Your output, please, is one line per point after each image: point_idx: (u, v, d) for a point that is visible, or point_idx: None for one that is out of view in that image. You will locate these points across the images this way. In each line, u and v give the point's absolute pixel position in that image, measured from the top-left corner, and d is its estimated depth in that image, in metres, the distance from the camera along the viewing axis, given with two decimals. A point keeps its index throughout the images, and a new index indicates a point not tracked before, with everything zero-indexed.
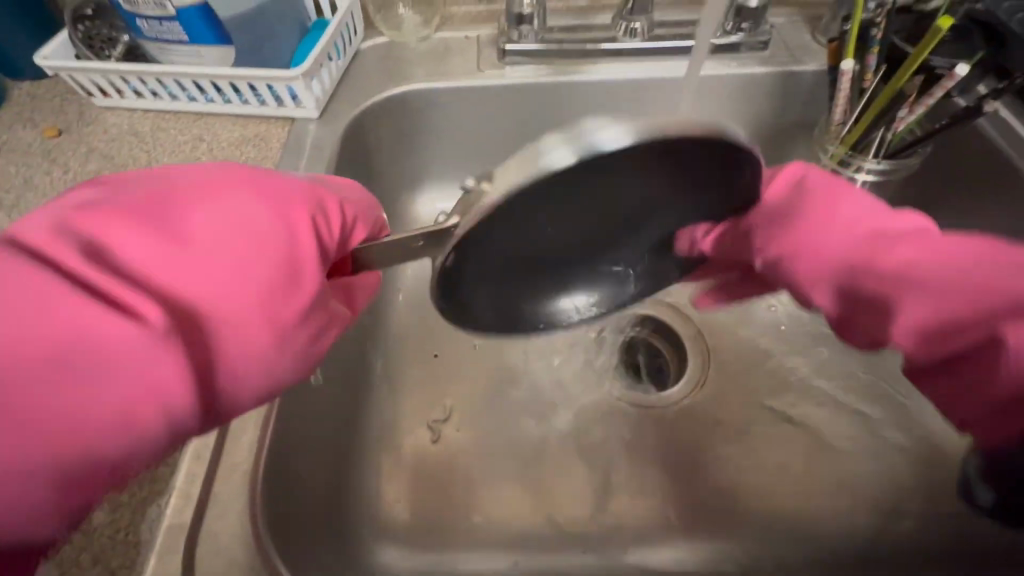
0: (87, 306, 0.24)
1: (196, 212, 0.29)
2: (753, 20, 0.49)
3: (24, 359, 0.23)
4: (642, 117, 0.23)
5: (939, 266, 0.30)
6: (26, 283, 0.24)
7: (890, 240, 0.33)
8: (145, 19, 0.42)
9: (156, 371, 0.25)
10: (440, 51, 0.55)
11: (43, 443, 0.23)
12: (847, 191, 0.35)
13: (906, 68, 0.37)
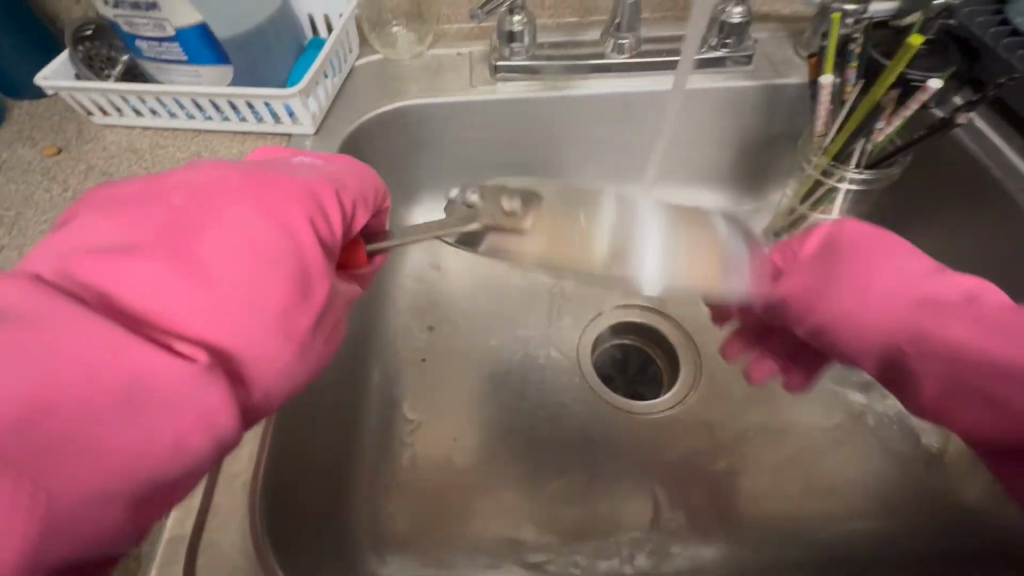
0: (125, 349, 0.25)
1: (207, 242, 0.30)
2: (737, 36, 0.54)
3: (68, 406, 0.24)
4: (679, 277, 0.33)
5: (996, 350, 0.31)
6: (58, 334, 0.24)
7: (945, 316, 0.33)
8: (145, 41, 0.46)
9: (199, 395, 0.26)
10: (433, 68, 0.57)
11: (106, 473, 0.24)
12: (895, 258, 0.36)
13: (883, 82, 0.43)
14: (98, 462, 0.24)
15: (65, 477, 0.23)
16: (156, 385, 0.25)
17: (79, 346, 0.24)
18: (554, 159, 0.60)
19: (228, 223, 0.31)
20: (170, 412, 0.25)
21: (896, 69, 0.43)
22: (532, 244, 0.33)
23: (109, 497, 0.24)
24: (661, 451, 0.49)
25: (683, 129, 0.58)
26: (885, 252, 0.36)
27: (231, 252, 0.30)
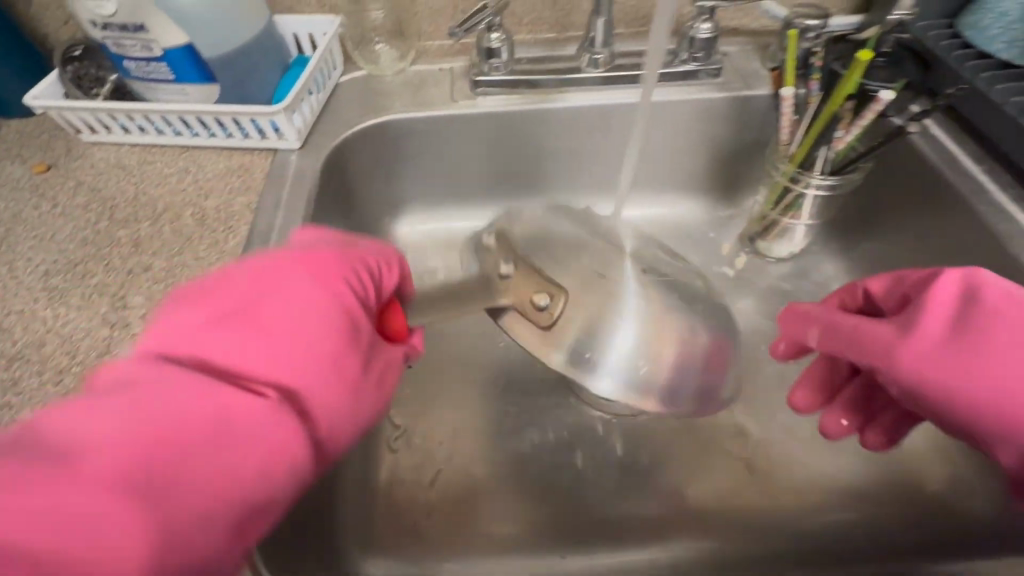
0: (211, 399, 0.28)
1: (266, 307, 0.32)
2: (705, 51, 0.57)
3: (172, 459, 0.26)
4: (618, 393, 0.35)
5: None
6: (157, 397, 0.27)
7: None
8: (133, 61, 0.47)
9: (276, 431, 0.28)
10: (416, 84, 0.59)
11: (204, 520, 0.25)
12: None
13: (839, 92, 0.46)
14: (197, 509, 0.25)
15: (173, 523, 0.24)
16: (245, 438, 0.27)
17: (178, 405, 0.26)
18: (536, 170, 0.62)
19: (289, 291, 0.33)
20: (258, 461, 0.27)
21: (853, 82, 0.45)
22: (534, 330, 0.35)
23: (211, 550, 0.25)
24: (642, 451, 0.51)
25: (658, 140, 0.61)
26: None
27: (294, 314, 0.32)
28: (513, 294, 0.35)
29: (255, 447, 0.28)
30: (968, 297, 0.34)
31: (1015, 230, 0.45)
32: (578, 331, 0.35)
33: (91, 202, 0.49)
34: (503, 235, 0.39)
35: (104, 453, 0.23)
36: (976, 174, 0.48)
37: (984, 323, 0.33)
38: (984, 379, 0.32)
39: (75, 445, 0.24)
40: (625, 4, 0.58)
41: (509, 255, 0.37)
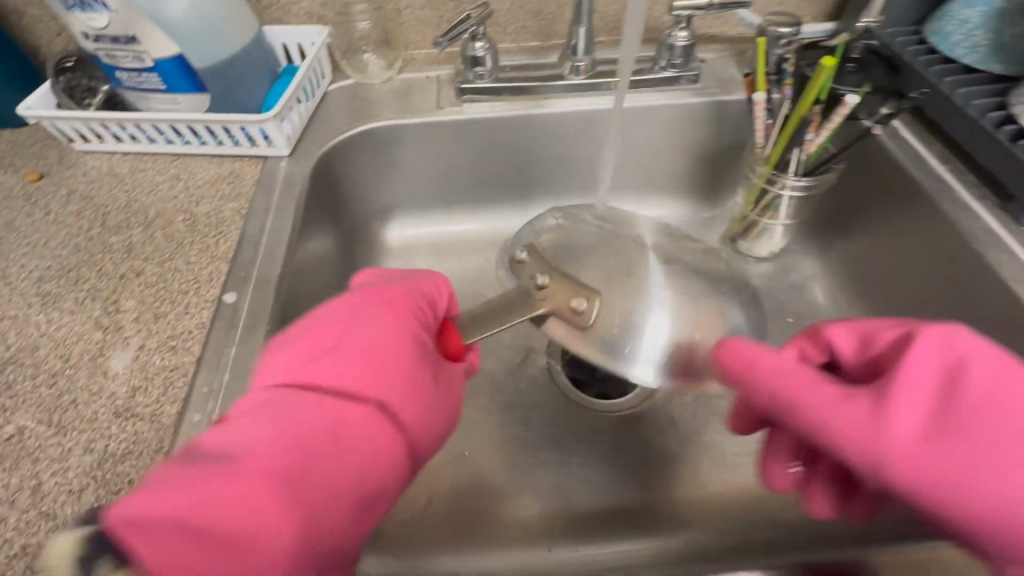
0: (341, 413, 0.29)
1: (369, 335, 0.34)
2: (684, 57, 0.59)
3: (314, 466, 0.27)
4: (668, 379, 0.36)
5: None
6: (293, 413, 0.28)
7: None
8: (125, 72, 0.49)
9: (384, 446, 0.30)
10: (403, 91, 0.61)
11: (328, 525, 0.27)
12: None
13: (807, 97, 0.48)
14: (327, 517, 0.27)
15: (310, 527, 0.26)
16: (357, 443, 0.29)
17: (301, 421, 0.28)
18: (522, 175, 0.64)
19: (384, 320, 0.35)
20: (370, 463, 0.29)
21: (820, 86, 0.47)
22: (586, 327, 0.36)
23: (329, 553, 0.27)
24: (626, 447, 0.52)
25: (640, 145, 0.62)
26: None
27: (376, 334, 0.34)
28: (551, 301, 0.37)
29: (368, 451, 0.29)
30: (959, 366, 0.28)
31: (980, 226, 0.46)
32: (620, 323, 0.37)
33: (84, 209, 0.50)
34: (533, 251, 0.40)
35: (258, 461, 0.25)
36: (942, 173, 0.50)
37: (979, 401, 0.27)
38: (989, 476, 0.26)
39: (229, 457, 0.25)
40: (605, 13, 0.60)
41: (542, 267, 0.39)
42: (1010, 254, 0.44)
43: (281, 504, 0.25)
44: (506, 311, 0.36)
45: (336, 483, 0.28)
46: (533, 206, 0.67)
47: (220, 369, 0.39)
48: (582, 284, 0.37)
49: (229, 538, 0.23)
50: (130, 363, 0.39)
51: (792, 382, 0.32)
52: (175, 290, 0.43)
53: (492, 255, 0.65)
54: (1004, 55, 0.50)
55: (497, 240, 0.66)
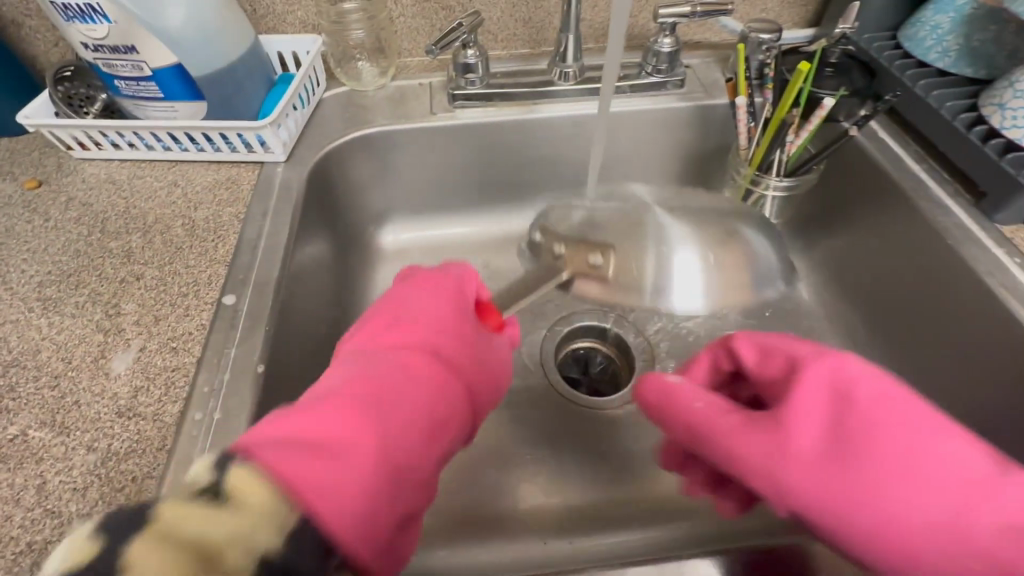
0: (414, 369, 0.33)
1: (423, 310, 0.37)
2: (669, 63, 0.60)
3: (397, 406, 0.30)
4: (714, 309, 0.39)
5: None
6: (374, 369, 0.31)
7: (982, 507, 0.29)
8: (123, 81, 0.50)
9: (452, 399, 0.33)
10: (397, 98, 0.62)
11: (414, 456, 0.29)
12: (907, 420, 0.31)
13: (786, 100, 0.50)
14: (413, 449, 0.29)
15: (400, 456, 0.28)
16: (429, 385, 0.32)
17: (380, 374, 0.31)
18: (514, 178, 0.65)
19: (436, 298, 0.38)
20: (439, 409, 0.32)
21: (798, 89, 0.49)
22: (617, 277, 0.40)
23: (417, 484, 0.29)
24: (619, 442, 0.53)
25: (628, 148, 0.64)
26: (905, 426, 0.31)
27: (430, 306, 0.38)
28: (570, 266, 0.41)
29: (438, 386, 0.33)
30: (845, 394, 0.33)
31: (954, 222, 0.48)
32: (647, 266, 0.40)
33: (83, 215, 0.50)
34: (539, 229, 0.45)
35: (354, 401, 0.28)
36: (919, 172, 0.52)
37: (860, 426, 0.32)
38: (861, 493, 0.30)
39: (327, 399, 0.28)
40: (593, 21, 0.62)
41: (557, 238, 0.43)
42: (983, 248, 0.46)
43: (375, 423, 0.28)
44: (531, 283, 0.41)
45: (419, 411, 0.30)
46: (526, 209, 0.68)
47: (221, 369, 0.40)
48: (597, 243, 0.41)
49: (339, 453, 0.25)
50: (131, 364, 0.40)
51: (703, 413, 0.36)
52: (175, 293, 0.44)
53: (485, 258, 0.67)
54: (973, 59, 0.52)
55: (491, 243, 0.68)
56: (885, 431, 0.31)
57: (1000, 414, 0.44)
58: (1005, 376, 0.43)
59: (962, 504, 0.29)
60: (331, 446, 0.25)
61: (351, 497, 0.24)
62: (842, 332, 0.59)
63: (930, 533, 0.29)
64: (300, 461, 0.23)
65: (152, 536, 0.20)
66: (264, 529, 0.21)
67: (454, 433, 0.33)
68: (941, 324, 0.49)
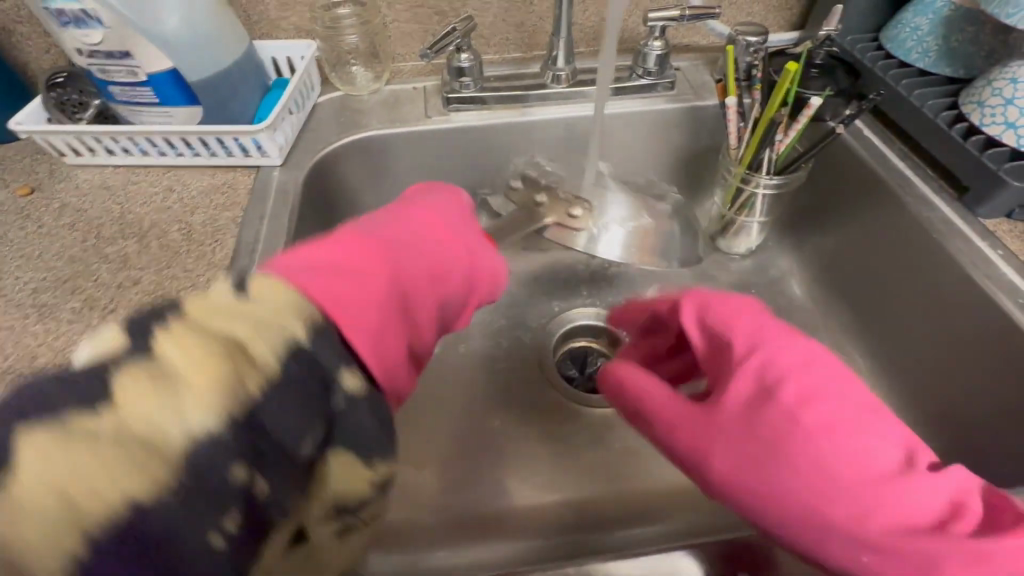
0: (414, 225, 0.33)
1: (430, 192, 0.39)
2: (659, 65, 0.62)
3: (396, 244, 0.31)
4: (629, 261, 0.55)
5: (929, 544, 0.29)
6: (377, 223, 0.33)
7: (889, 495, 0.31)
8: (118, 86, 0.50)
9: (455, 249, 0.34)
10: (391, 102, 0.63)
11: (416, 288, 0.30)
12: (831, 416, 0.34)
13: (774, 100, 0.51)
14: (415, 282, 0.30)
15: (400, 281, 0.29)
16: (433, 237, 0.33)
17: (382, 226, 0.32)
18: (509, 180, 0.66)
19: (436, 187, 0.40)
20: (442, 263, 0.32)
21: (786, 89, 0.50)
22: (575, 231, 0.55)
23: (422, 317, 0.30)
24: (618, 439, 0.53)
25: (621, 149, 0.65)
26: (822, 416, 0.34)
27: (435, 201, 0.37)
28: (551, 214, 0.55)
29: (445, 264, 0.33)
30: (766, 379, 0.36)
31: (939, 216, 0.50)
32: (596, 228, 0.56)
33: (77, 221, 0.50)
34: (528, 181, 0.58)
35: (354, 236, 0.29)
36: (903, 169, 0.53)
37: (783, 416, 0.34)
38: (777, 474, 0.33)
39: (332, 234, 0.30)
40: (584, 25, 0.63)
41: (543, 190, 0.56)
42: (968, 241, 0.47)
43: (385, 257, 0.29)
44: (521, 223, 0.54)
45: (423, 259, 0.32)
46: None
47: None
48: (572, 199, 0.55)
49: (344, 270, 0.26)
50: None
51: (650, 392, 0.40)
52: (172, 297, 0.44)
53: None
54: (952, 59, 0.54)
55: None
56: (803, 426, 0.33)
57: (989, 402, 0.45)
58: (991, 364, 0.45)
59: (866, 495, 0.31)
60: (351, 284, 0.26)
61: (370, 331, 0.25)
62: (833, 327, 0.60)
63: (839, 519, 0.31)
64: (322, 293, 0.24)
65: (176, 326, 0.20)
66: (296, 318, 0.22)
67: (461, 284, 0.34)
68: (930, 316, 0.50)
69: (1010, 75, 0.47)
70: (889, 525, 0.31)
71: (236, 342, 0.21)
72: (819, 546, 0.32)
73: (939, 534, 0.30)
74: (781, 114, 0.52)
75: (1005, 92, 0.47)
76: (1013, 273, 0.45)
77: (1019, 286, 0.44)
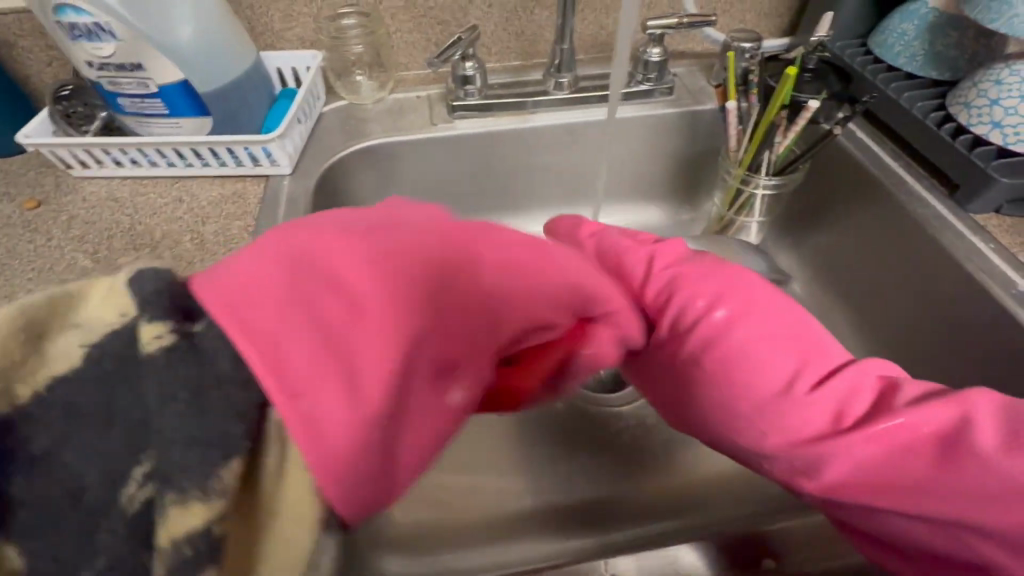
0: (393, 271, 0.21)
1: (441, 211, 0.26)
2: (658, 72, 0.63)
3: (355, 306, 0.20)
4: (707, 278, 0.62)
5: (826, 441, 0.34)
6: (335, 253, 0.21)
7: (794, 404, 0.35)
8: (127, 98, 0.50)
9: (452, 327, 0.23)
10: (396, 111, 0.64)
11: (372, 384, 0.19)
12: (747, 339, 0.37)
13: (774, 103, 0.53)
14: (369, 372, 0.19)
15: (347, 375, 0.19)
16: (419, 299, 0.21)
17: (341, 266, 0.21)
18: (512, 185, 0.67)
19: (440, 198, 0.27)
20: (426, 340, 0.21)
21: (786, 94, 0.52)
22: None
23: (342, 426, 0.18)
24: (629, 438, 0.55)
25: (621, 154, 0.67)
26: (739, 341, 0.37)
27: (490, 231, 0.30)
28: None
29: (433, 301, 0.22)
30: (714, 287, 0.40)
31: (932, 213, 0.52)
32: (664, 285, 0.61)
33: (86, 233, 0.50)
34: None
35: (291, 289, 0.19)
36: (896, 167, 0.55)
37: (701, 343, 0.38)
38: (699, 388, 0.39)
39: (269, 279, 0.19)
40: (583, 33, 0.65)
41: None
42: (960, 236, 0.49)
43: (326, 329, 0.19)
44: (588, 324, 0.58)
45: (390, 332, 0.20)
46: (524, 215, 0.70)
47: None
48: None
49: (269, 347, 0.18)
50: None
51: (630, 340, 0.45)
52: None
53: None
54: (938, 63, 0.56)
55: None
56: (719, 349, 0.38)
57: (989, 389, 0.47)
58: (988, 353, 0.46)
59: (775, 401, 0.36)
60: (309, 321, 0.18)
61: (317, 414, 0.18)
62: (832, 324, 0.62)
63: (749, 422, 0.37)
64: (248, 326, 0.18)
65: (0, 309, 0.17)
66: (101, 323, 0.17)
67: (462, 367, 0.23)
68: (927, 309, 0.52)
69: (994, 77, 0.49)
70: (800, 416, 0.35)
71: (60, 325, 0.18)
72: (741, 427, 0.37)
73: (837, 434, 0.34)
74: (781, 117, 0.54)
75: (990, 93, 0.49)
76: (1004, 266, 0.47)
77: (1011, 278, 0.46)
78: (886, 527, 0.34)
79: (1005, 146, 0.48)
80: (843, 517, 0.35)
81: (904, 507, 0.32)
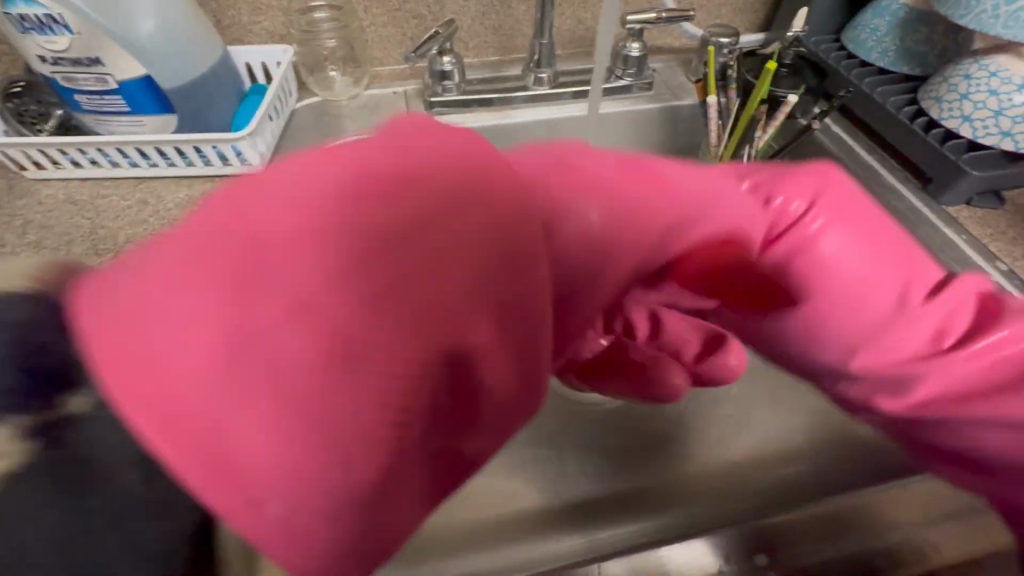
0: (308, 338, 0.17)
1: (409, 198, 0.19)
2: (637, 67, 0.63)
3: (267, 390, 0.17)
4: None
5: (932, 362, 0.29)
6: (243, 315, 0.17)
7: (912, 317, 0.29)
8: (85, 94, 0.47)
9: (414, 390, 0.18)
10: (372, 108, 0.62)
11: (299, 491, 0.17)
12: (856, 236, 0.29)
13: (755, 97, 0.54)
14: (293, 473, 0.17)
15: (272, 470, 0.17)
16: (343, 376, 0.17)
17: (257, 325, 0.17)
18: None
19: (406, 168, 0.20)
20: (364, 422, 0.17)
21: (767, 88, 0.53)
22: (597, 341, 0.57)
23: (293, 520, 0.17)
24: (613, 435, 0.55)
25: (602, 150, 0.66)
26: (839, 255, 0.29)
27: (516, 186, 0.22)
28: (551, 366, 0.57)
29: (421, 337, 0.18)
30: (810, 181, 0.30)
31: (907, 205, 0.53)
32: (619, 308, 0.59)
33: (43, 239, 0.47)
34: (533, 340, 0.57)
35: (194, 359, 0.16)
36: (870, 161, 0.57)
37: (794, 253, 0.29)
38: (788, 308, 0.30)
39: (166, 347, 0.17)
40: (561, 28, 0.64)
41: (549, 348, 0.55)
42: (933, 227, 0.50)
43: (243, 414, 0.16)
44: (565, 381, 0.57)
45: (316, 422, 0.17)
46: None
47: None
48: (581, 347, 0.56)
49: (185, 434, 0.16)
50: None
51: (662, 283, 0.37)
52: None
53: None
54: (908, 58, 0.57)
55: None
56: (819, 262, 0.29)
57: None
58: None
59: (885, 318, 0.29)
60: (237, 402, 0.16)
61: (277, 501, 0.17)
62: None
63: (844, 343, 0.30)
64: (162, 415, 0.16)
65: None
66: None
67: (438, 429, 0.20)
68: None
69: (963, 72, 0.50)
70: (897, 336, 0.29)
71: None
72: (827, 346, 0.30)
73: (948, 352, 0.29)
74: (762, 111, 0.54)
75: (960, 88, 0.50)
76: (975, 255, 0.48)
77: (982, 267, 0.47)
78: (970, 440, 0.31)
79: (975, 139, 0.49)
80: (915, 432, 0.32)
81: (991, 417, 0.30)
